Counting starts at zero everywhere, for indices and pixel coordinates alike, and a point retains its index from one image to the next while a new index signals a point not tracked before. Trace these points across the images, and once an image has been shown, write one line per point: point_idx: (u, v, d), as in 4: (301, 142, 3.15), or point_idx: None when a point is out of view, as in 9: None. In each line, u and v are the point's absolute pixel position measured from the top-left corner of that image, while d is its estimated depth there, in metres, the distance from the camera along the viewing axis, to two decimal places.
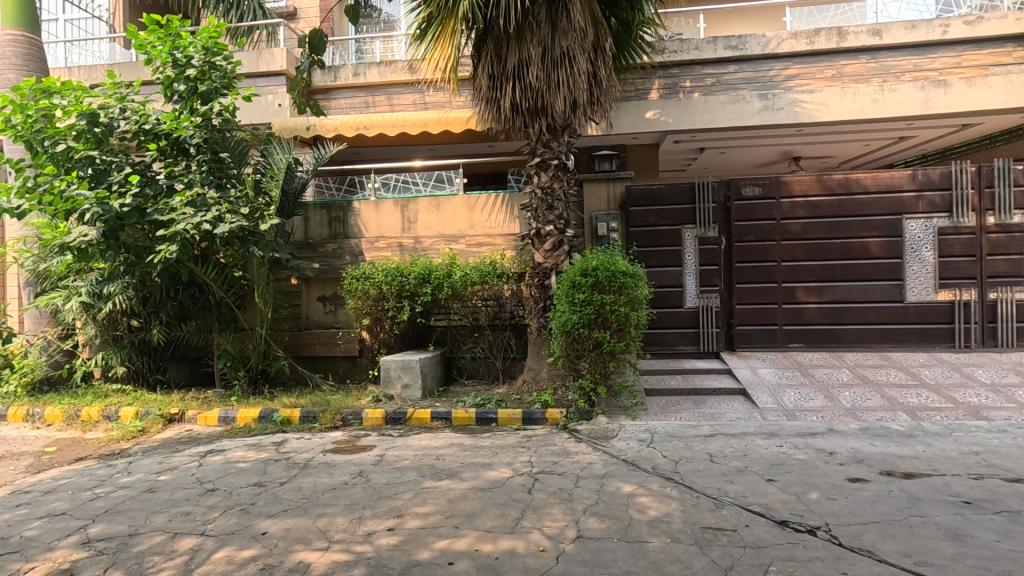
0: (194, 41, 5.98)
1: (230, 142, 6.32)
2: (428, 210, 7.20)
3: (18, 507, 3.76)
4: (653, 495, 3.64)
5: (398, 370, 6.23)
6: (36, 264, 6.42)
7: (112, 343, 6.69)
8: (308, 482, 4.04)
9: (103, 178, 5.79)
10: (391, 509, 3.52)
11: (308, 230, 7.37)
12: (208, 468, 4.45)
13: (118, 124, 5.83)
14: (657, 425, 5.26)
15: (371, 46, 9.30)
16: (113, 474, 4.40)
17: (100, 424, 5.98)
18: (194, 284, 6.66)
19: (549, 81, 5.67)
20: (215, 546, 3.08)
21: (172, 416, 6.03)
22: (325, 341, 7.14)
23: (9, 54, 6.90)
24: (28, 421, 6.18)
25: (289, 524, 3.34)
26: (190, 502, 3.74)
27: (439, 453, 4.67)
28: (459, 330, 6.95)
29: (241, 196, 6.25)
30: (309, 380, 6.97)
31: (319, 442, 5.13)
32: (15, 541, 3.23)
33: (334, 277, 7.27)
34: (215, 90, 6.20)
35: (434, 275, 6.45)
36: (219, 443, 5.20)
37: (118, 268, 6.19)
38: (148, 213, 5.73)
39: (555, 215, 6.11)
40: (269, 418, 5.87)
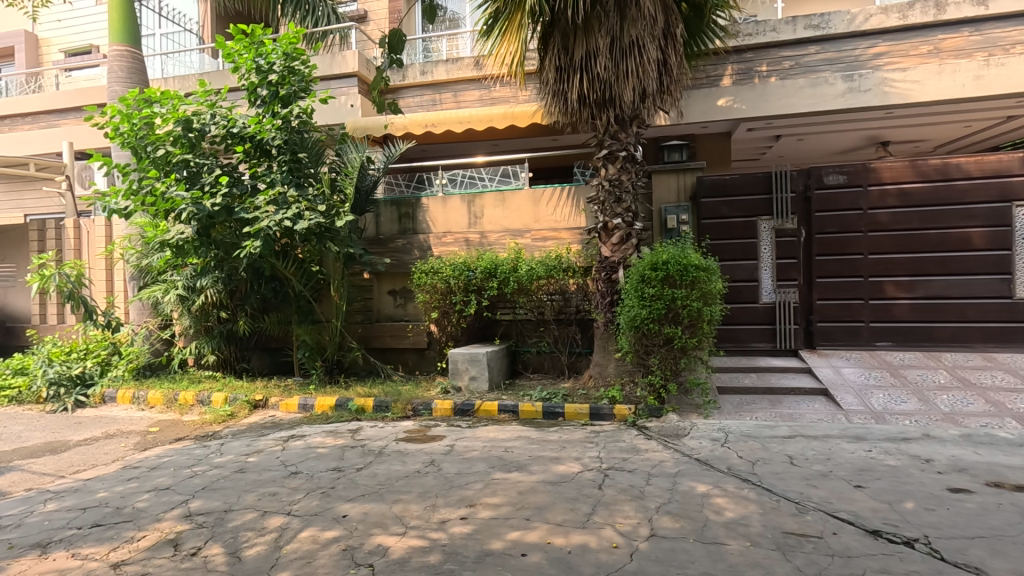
0: (276, 47, 6.30)
1: (308, 142, 6.64)
2: (493, 204, 7.26)
3: (129, 481, 4.14)
4: (729, 497, 3.51)
5: (466, 362, 6.33)
6: (139, 260, 7.01)
7: (204, 333, 7.20)
8: (383, 469, 4.20)
9: (196, 179, 6.23)
10: (462, 499, 3.59)
11: (379, 226, 7.63)
12: (291, 452, 4.72)
13: (209, 129, 6.25)
14: (731, 424, 5.07)
15: (437, 45, 9.54)
16: (208, 454, 4.75)
17: (195, 408, 6.47)
18: (276, 278, 7.06)
19: (617, 71, 5.56)
20: (300, 526, 3.26)
21: (257, 402, 6.42)
22: (396, 334, 7.38)
23: (116, 68, 7.56)
24: (134, 403, 6.76)
25: (366, 508, 3.49)
26: (277, 483, 3.98)
27: (507, 446, 4.72)
28: (524, 324, 6.99)
29: (318, 194, 6.57)
30: (381, 371, 7.23)
31: (392, 431, 5.32)
32: (128, 511, 3.55)
33: (404, 272, 7.49)
34: (294, 93, 6.52)
35: (500, 269, 6.49)
36: (300, 429, 5.50)
37: (210, 263, 6.64)
38: (236, 212, 6.12)
39: (624, 207, 5.99)
40: (345, 406, 6.15)
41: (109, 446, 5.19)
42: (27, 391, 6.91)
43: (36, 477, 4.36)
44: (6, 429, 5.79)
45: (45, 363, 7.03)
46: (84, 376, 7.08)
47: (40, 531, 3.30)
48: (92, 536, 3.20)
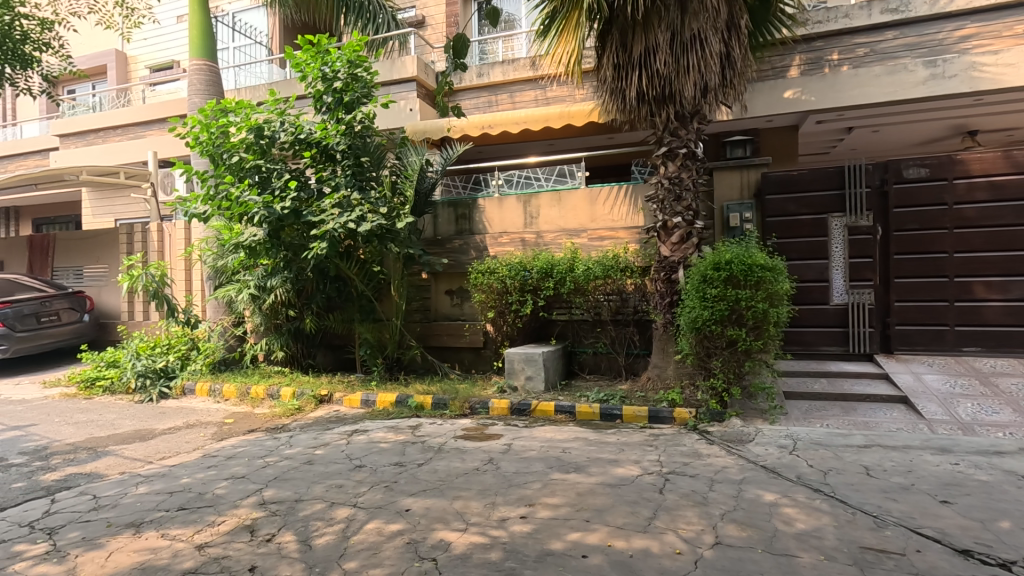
0: (340, 56, 6.56)
1: (370, 147, 6.86)
2: (549, 204, 7.25)
3: (209, 468, 4.41)
4: (800, 507, 3.36)
5: (522, 362, 6.35)
6: (216, 261, 7.44)
7: (273, 330, 7.57)
8: (443, 466, 4.28)
9: (267, 184, 6.55)
10: (521, 498, 3.61)
11: (437, 227, 7.77)
12: (355, 446, 4.89)
13: (279, 136, 6.55)
14: (800, 431, 4.85)
15: (493, 47, 9.65)
16: (278, 446, 5.00)
17: (265, 401, 6.81)
18: (339, 278, 7.33)
19: (677, 66, 5.44)
20: (366, 518, 3.37)
21: (322, 397, 6.69)
22: (453, 333, 7.50)
23: (195, 81, 8.07)
24: (211, 396, 7.20)
25: (428, 503, 3.57)
26: (342, 476, 4.14)
27: (565, 446, 4.70)
28: (580, 324, 6.95)
29: (380, 197, 6.78)
30: (438, 370, 7.37)
31: (450, 428, 5.41)
32: (209, 497, 3.79)
33: (461, 272, 7.60)
34: (357, 100, 6.76)
35: (557, 269, 6.46)
36: (363, 424, 5.70)
37: (279, 264, 6.96)
38: (303, 215, 6.39)
39: (684, 206, 5.85)
40: (405, 403, 6.32)
41: (190, 435, 5.55)
42: (118, 382, 7.48)
43: (128, 461, 4.73)
44: (101, 416, 6.31)
45: (133, 356, 7.60)
46: (167, 369, 7.59)
47: (133, 511, 3.57)
48: (178, 519, 3.43)
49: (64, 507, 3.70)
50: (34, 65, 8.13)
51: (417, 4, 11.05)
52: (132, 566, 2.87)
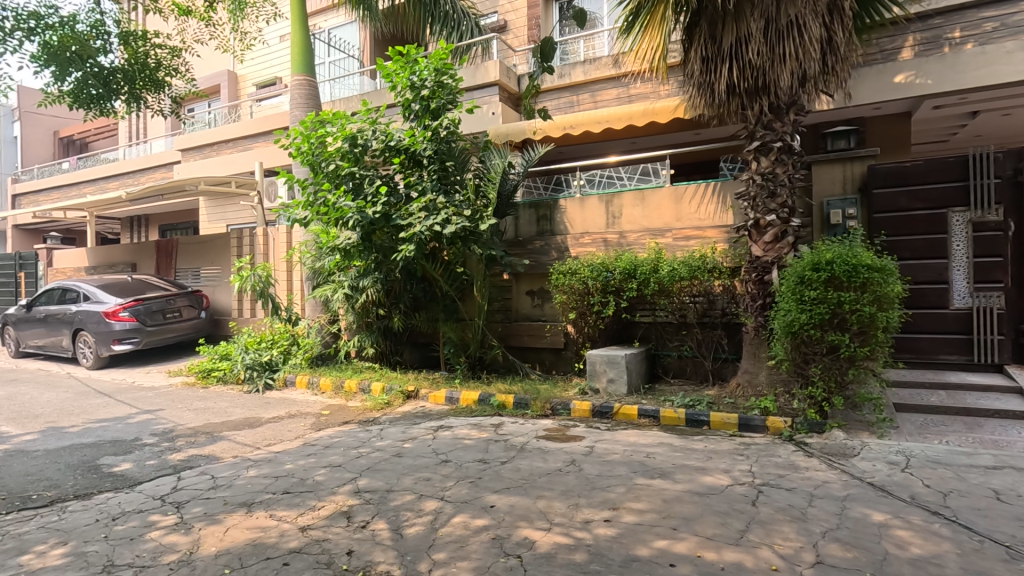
0: (427, 65, 6.82)
1: (455, 151, 7.07)
2: (632, 203, 7.11)
3: (309, 456, 4.74)
4: (914, 530, 3.07)
5: (604, 364, 6.29)
6: (314, 263, 7.94)
7: (365, 328, 7.99)
8: (526, 465, 4.33)
9: (360, 190, 6.87)
10: (604, 501, 3.58)
11: (518, 228, 7.85)
12: (441, 441, 5.06)
13: (371, 143, 6.89)
14: (913, 447, 4.42)
15: (574, 47, 9.66)
16: (370, 438, 5.27)
17: (358, 395, 7.23)
18: (425, 279, 7.60)
19: (772, 55, 5.14)
20: (453, 511, 3.48)
21: (409, 393, 6.98)
22: (534, 333, 7.55)
23: (297, 95, 8.68)
24: (309, 388, 7.72)
25: (512, 501, 3.62)
26: (430, 469, 4.29)
27: (649, 451, 4.59)
28: (664, 327, 6.78)
29: (464, 200, 6.96)
30: (520, 370, 7.45)
31: (533, 428, 5.45)
32: (311, 482, 4.08)
33: (542, 273, 7.63)
34: (443, 106, 6.99)
35: (641, 270, 6.30)
36: (447, 420, 5.87)
37: (370, 265, 7.32)
38: (393, 219, 6.70)
39: (778, 203, 5.51)
40: (487, 401, 6.45)
41: (292, 424, 5.98)
42: (230, 373, 8.19)
43: (240, 446, 5.18)
44: (216, 404, 6.95)
45: (243, 350, 8.31)
46: (272, 362, 8.22)
47: (245, 492, 3.91)
48: (284, 502, 3.72)
49: (187, 484, 4.12)
50: (165, 88, 9.08)
51: (498, 9, 11.24)
52: (247, 542, 3.14)
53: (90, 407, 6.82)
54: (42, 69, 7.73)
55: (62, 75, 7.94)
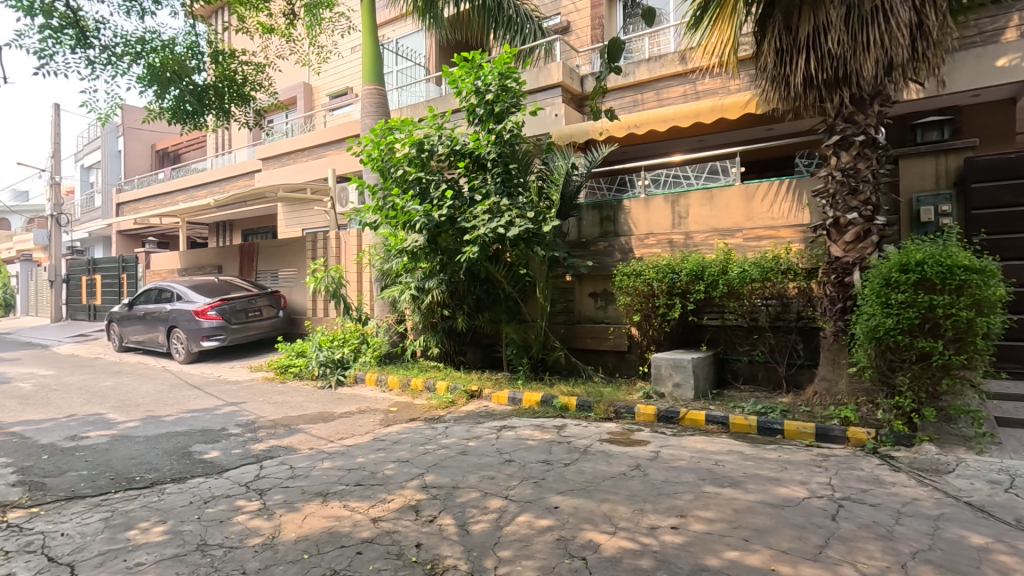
0: (492, 69, 6.93)
1: (518, 153, 7.12)
2: (700, 202, 6.91)
3: (379, 450, 4.93)
4: (1020, 556, 2.81)
5: (669, 368, 6.14)
6: (382, 265, 8.23)
7: (430, 328, 8.19)
8: (590, 467, 4.30)
9: (426, 194, 7.05)
10: (671, 507, 3.50)
11: (581, 230, 7.80)
12: (504, 441, 5.11)
13: (436, 148, 7.06)
14: (1019, 466, 4.04)
15: (639, 44, 9.55)
16: (436, 435, 5.41)
17: (424, 393, 7.43)
18: (488, 280, 7.71)
19: (854, 44, 4.84)
20: (517, 510, 3.51)
21: (473, 392, 7.10)
22: (597, 335, 7.49)
23: (368, 104, 9.04)
24: (378, 385, 8.01)
25: (576, 503, 3.61)
26: (494, 468, 4.36)
27: (718, 459, 4.44)
28: (734, 330, 6.54)
29: (527, 202, 7.01)
30: (582, 372, 7.41)
31: (596, 431, 5.41)
32: (381, 476, 4.24)
33: (605, 275, 7.55)
34: (507, 109, 7.07)
35: (709, 271, 6.09)
36: (510, 420, 5.93)
37: (436, 267, 7.49)
38: (458, 221, 6.83)
39: (860, 200, 5.19)
40: (550, 402, 6.45)
41: (363, 420, 6.24)
42: (305, 369, 8.65)
43: (315, 439, 5.46)
44: (293, 398, 7.36)
45: (317, 348, 8.75)
46: (343, 359, 8.59)
47: (320, 483, 4.13)
48: (356, 493, 3.89)
49: (269, 473, 4.39)
50: (250, 102, 9.73)
51: (562, 11, 11.24)
52: (323, 529, 3.31)
53: (183, 398, 7.41)
54: (146, 88, 8.44)
55: (163, 93, 8.64)
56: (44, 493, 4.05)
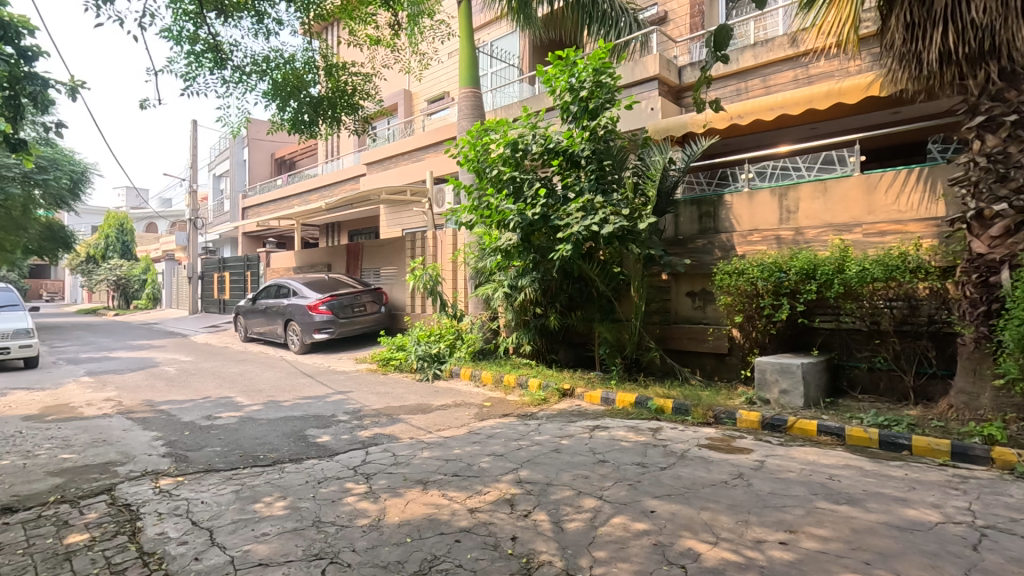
0: (586, 66, 6.88)
1: (613, 150, 7.00)
2: (812, 195, 6.42)
3: (474, 443, 5.07)
4: None
5: (775, 373, 5.76)
6: (476, 263, 8.43)
7: (523, 326, 8.27)
8: (688, 473, 4.14)
9: (520, 193, 7.11)
10: (778, 521, 3.28)
11: (678, 227, 7.49)
12: (597, 441, 5.06)
13: (531, 147, 7.10)
14: None
15: (743, 30, 9.06)
16: (529, 432, 5.47)
17: (516, 389, 7.53)
18: (582, 279, 7.70)
19: (1004, 10, 4.26)
20: (612, 512, 3.47)
21: (565, 391, 7.10)
22: (695, 336, 7.19)
23: (464, 106, 9.31)
24: (472, 379, 8.24)
25: (674, 509, 3.49)
26: (588, 467, 4.33)
27: (833, 473, 4.10)
28: (851, 335, 6.06)
29: (622, 199, 6.86)
30: (678, 373, 7.15)
31: (694, 436, 5.19)
32: (477, 468, 4.37)
33: (704, 273, 7.21)
34: (601, 106, 6.98)
35: (823, 269, 5.60)
36: (603, 420, 5.87)
37: (529, 265, 7.55)
38: (551, 220, 6.83)
39: (1011, 188, 4.53)
40: (644, 404, 6.29)
41: (459, 413, 6.45)
42: (405, 362, 9.10)
43: (414, 429, 5.72)
44: (394, 390, 7.77)
45: (415, 342, 9.17)
46: (439, 354, 8.93)
47: (420, 471, 4.32)
48: (454, 483, 4.03)
49: (374, 459, 4.67)
50: (359, 110, 10.35)
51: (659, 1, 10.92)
52: (424, 516, 3.47)
53: (298, 386, 8.07)
54: (271, 102, 9.27)
55: (284, 106, 9.47)
56: (188, 465, 4.60)
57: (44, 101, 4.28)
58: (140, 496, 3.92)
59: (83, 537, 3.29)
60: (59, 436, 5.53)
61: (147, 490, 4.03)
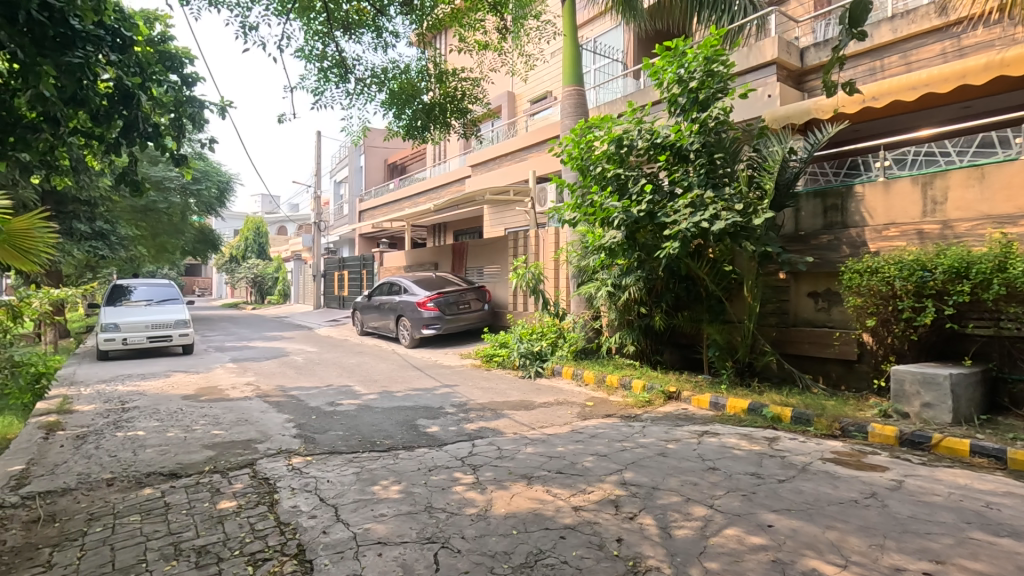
0: (697, 55, 6.60)
1: (725, 142, 6.61)
2: (964, 183, 5.65)
3: (577, 442, 5.06)
4: None
5: (917, 385, 5.15)
6: (579, 261, 8.40)
7: (626, 326, 8.11)
8: (810, 488, 3.83)
9: (625, 190, 6.96)
10: (921, 549, 2.93)
11: (799, 222, 6.92)
12: (707, 447, 4.83)
13: (636, 143, 6.91)
14: None
15: (879, 3, 8.21)
16: (633, 433, 5.36)
17: (619, 390, 7.41)
18: (690, 278, 7.39)
19: None
20: (725, 522, 3.29)
21: (671, 394, 6.86)
22: (818, 340, 6.62)
23: (567, 105, 9.29)
24: (574, 378, 8.23)
25: (795, 525, 3.25)
26: (696, 474, 4.15)
27: (990, 501, 3.59)
28: (1015, 343, 5.24)
29: (735, 193, 6.47)
30: (798, 380, 6.63)
31: (816, 448, 4.79)
32: (580, 467, 4.36)
33: (828, 272, 6.62)
34: (712, 96, 6.63)
35: (978, 268, 4.93)
36: (713, 426, 5.60)
37: (633, 263, 7.39)
38: (657, 216, 6.59)
39: None
40: (759, 411, 5.92)
41: (562, 411, 6.49)
42: (508, 359, 9.30)
43: (518, 424, 5.84)
44: (497, 385, 7.97)
45: (518, 339, 9.35)
46: (542, 352, 9.02)
47: (524, 466, 4.40)
48: (557, 481, 4.04)
49: (479, 451, 4.83)
50: (467, 114, 10.66)
51: None
52: (528, 510, 3.52)
53: (409, 378, 8.56)
54: (389, 110, 9.96)
55: (400, 113, 10.12)
56: (315, 446, 5.05)
57: (201, 120, 4.87)
58: (277, 471, 4.36)
59: (232, 504, 3.73)
60: (211, 414, 6.32)
61: (282, 467, 4.49)
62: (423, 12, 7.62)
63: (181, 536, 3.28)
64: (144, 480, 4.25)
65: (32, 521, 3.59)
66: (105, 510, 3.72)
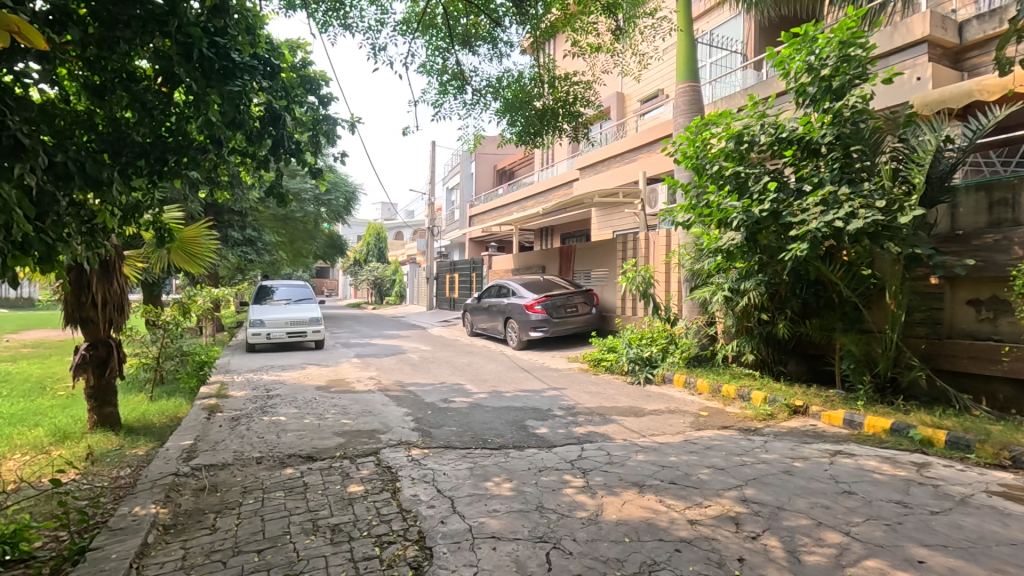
0: (830, 40, 6.04)
1: (864, 132, 5.97)
2: None
3: (691, 453, 4.85)
4: None
5: None
6: (693, 264, 8.04)
7: (745, 333, 7.62)
8: (971, 524, 3.35)
9: (745, 189, 6.57)
10: None
11: (956, 219, 6.10)
12: (840, 468, 4.40)
13: (758, 138, 6.51)
14: None
15: None
16: (754, 448, 5.02)
17: (736, 401, 6.98)
18: (820, 282, 6.79)
19: None
20: (864, 553, 2.98)
21: (797, 408, 6.34)
22: (981, 355, 5.77)
23: (681, 102, 8.95)
24: (686, 387, 7.89)
25: (953, 564, 2.86)
26: (829, 497, 3.79)
27: None
28: None
29: (876, 189, 5.82)
30: (954, 400, 5.82)
31: (979, 478, 4.17)
32: (696, 479, 4.17)
33: (995, 277, 5.74)
34: (848, 83, 6.04)
35: None
36: (847, 445, 5.09)
37: (754, 267, 6.94)
38: (781, 216, 6.11)
39: None
40: (904, 433, 5.28)
41: (674, 419, 6.25)
42: (616, 364, 9.14)
43: (627, 431, 5.72)
44: (605, 390, 7.88)
45: (627, 345, 9.15)
46: (652, 357, 8.76)
47: (636, 473, 4.30)
48: (671, 491, 3.90)
49: (589, 455, 4.79)
50: (579, 117, 10.64)
51: None
52: (641, 519, 3.44)
53: (517, 379, 8.72)
54: (502, 118, 10.28)
55: (512, 120, 10.37)
56: (431, 440, 5.32)
57: (334, 136, 5.33)
58: (398, 461, 4.66)
59: (360, 488, 4.05)
60: (340, 404, 6.90)
61: (402, 457, 4.78)
62: (536, 20, 7.76)
63: (318, 513, 3.62)
64: (286, 461, 4.74)
65: (200, 489, 4.17)
66: (256, 485, 4.21)
